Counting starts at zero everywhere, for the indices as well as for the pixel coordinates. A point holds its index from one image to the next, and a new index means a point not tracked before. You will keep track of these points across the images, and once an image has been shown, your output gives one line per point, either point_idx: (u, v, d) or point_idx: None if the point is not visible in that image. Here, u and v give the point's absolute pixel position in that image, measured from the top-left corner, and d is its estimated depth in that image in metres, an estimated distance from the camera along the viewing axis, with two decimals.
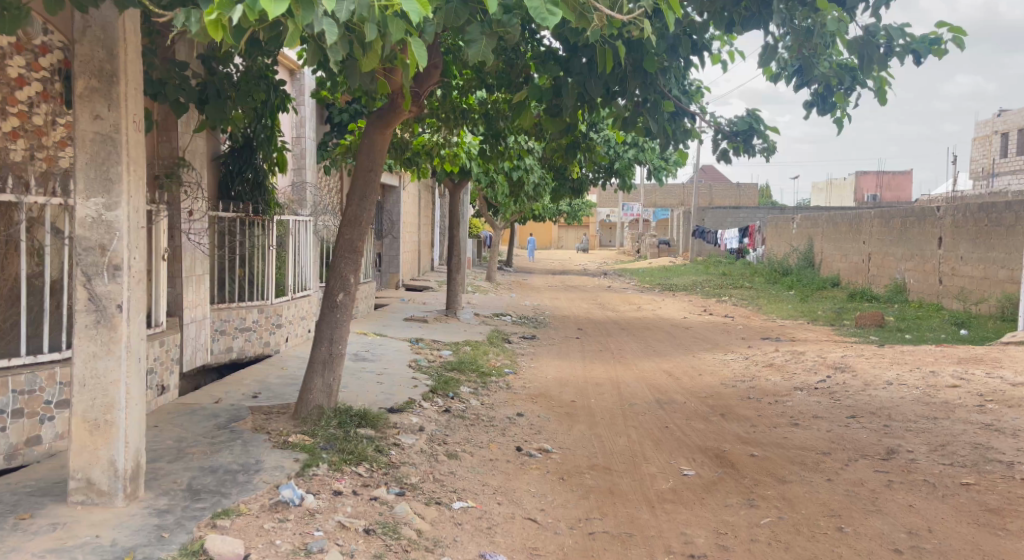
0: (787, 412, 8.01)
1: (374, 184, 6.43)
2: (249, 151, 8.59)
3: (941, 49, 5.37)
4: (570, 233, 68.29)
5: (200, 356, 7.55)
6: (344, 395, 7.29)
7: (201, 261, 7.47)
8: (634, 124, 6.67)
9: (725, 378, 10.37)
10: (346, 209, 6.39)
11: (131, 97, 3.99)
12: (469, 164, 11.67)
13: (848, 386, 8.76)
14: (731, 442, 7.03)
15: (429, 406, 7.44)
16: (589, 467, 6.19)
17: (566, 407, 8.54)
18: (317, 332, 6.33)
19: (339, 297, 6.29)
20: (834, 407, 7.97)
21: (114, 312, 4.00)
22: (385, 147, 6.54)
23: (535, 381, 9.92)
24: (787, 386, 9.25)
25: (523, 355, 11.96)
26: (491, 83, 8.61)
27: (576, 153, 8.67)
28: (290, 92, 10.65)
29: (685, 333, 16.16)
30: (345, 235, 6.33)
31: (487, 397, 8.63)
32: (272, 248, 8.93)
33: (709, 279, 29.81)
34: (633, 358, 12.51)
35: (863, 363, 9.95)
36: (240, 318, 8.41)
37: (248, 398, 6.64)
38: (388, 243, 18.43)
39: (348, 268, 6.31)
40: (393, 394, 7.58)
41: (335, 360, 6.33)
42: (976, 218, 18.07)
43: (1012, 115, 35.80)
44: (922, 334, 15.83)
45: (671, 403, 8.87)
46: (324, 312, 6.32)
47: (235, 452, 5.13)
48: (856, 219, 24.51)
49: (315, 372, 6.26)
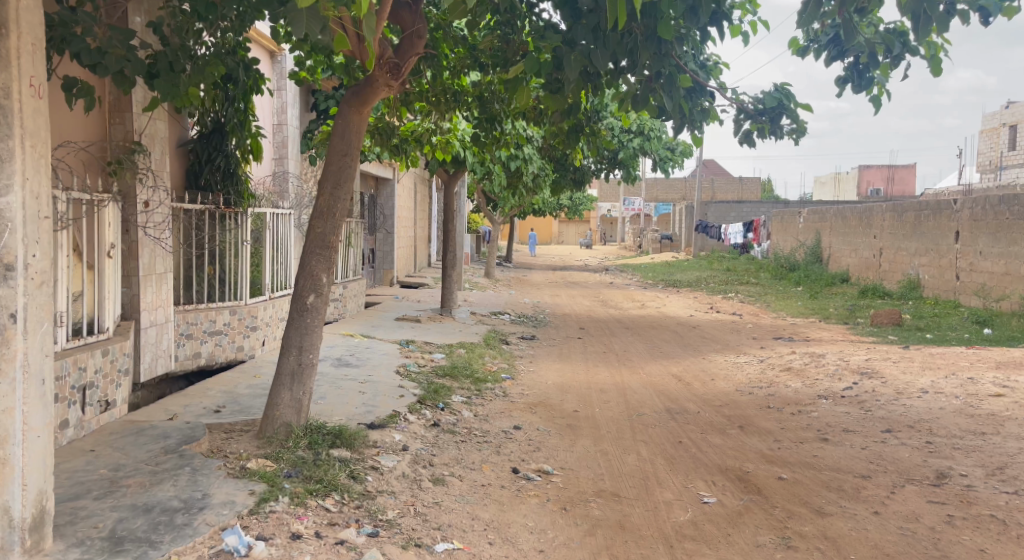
0: (813, 426, 7.23)
1: (349, 170, 5.67)
2: (220, 136, 7.85)
3: (1012, 8, 4.65)
4: (571, 228, 67.48)
5: (161, 363, 6.78)
6: (320, 409, 6.53)
7: (162, 259, 6.69)
8: (645, 102, 5.85)
9: (740, 384, 9.61)
10: (316, 201, 5.63)
11: (24, 54, 3.31)
12: (466, 154, 10.88)
13: (877, 395, 8.00)
14: (755, 461, 6.26)
15: (416, 420, 6.69)
16: (595, 494, 5.42)
17: (568, 418, 7.78)
18: (284, 339, 5.57)
19: (309, 299, 5.53)
20: (866, 419, 7.22)
21: (5, 323, 3.28)
22: (363, 127, 5.78)
23: (534, 388, 9.15)
24: (809, 394, 8.49)
25: (522, 358, 11.16)
26: (486, 61, 7.87)
27: (580, 138, 7.91)
28: (269, 75, 9.94)
29: (692, 333, 15.37)
30: (317, 228, 5.58)
31: (481, 407, 7.88)
32: (246, 244, 8.17)
33: (713, 275, 29.02)
34: (639, 360, 11.73)
35: (890, 368, 9.20)
36: (210, 321, 7.58)
37: (209, 413, 5.83)
38: (381, 238, 17.70)
39: (319, 264, 5.56)
40: (375, 407, 6.81)
41: (305, 372, 5.56)
42: (995, 211, 17.27)
43: (1021, 107, 34.99)
44: (942, 333, 15.05)
45: (683, 413, 8.10)
46: (291, 316, 5.55)
47: (179, 484, 4.32)
48: (866, 213, 23.70)
49: (282, 385, 5.50)
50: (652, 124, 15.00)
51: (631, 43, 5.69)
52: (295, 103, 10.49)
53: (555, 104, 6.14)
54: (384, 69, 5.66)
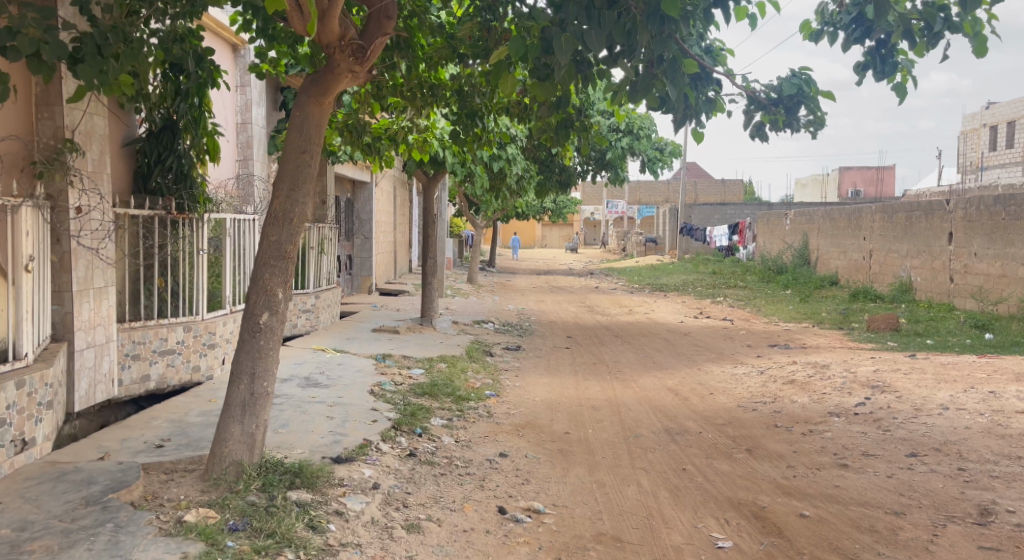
0: (828, 449, 6.58)
1: (308, 169, 4.98)
2: (171, 135, 7.09)
3: None
4: (554, 231, 66.81)
5: (102, 390, 6.03)
6: (279, 439, 5.82)
7: (101, 272, 5.94)
8: (646, 91, 5.13)
9: (742, 398, 8.94)
10: (270, 207, 4.93)
11: None
12: (445, 154, 10.18)
13: (894, 412, 7.34)
14: (769, 493, 5.60)
15: (389, 451, 5.99)
16: (594, 539, 4.77)
17: (559, 442, 7.10)
18: (234, 365, 4.85)
19: (262, 319, 4.83)
20: (886, 441, 6.59)
21: None
22: (324, 121, 5.06)
23: (521, 406, 8.46)
24: (818, 410, 7.84)
25: (507, 372, 10.45)
26: (465, 52, 7.22)
27: (569, 134, 7.17)
28: (230, 70, 9.23)
29: (684, 340, 14.72)
30: (271, 237, 4.88)
31: (463, 430, 7.18)
32: (202, 254, 7.42)
33: (700, 279, 28.41)
34: (631, 372, 11.04)
35: (903, 380, 8.57)
36: (160, 339, 6.82)
37: (150, 449, 5.09)
38: (359, 244, 16.97)
39: (273, 277, 4.87)
40: (343, 436, 6.09)
41: (258, 402, 4.85)
42: (990, 212, 16.75)
43: (1001, 108, 34.75)
44: (943, 339, 14.46)
45: (684, 434, 7.43)
46: (241, 337, 4.84)
47: (96, 551, 3.68)
48: (855, 214, 23.18)
49: (231, 418, 4.78)
50: (639, 121, 14.60)
51: (630, 24, 5.03)
52: (261, 101, 9.77)
53: (544, 93, 5.36)
54: (347, 52, 4.93)
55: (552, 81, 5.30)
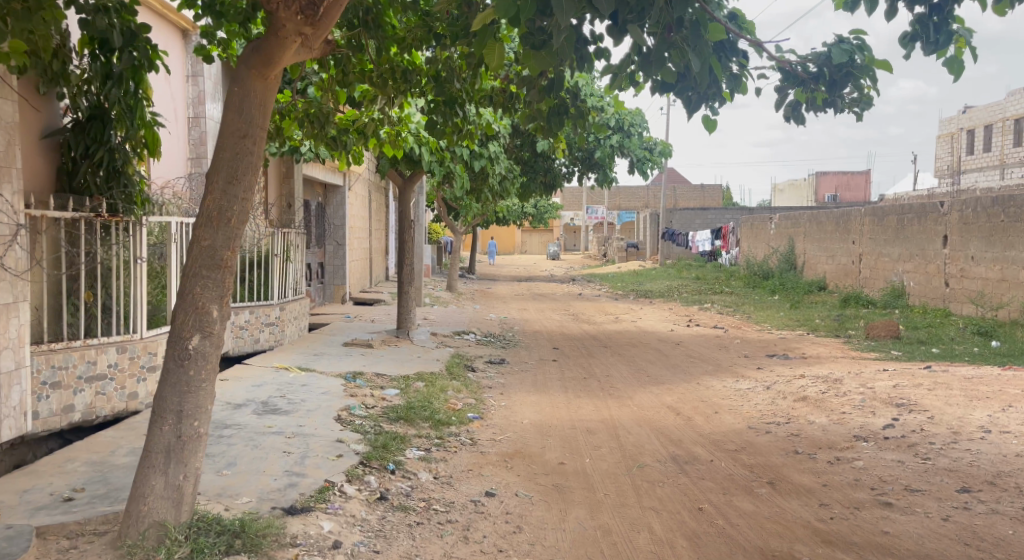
0: (864, 482, 5.72)
1: (248, 156, 4.05)
2: (101, 125, 6.13)
3: None
4: (533, 236, 65.91)
5: (12, 425, 5.10)
6: (221, 484, 4.88)
7: (7, 287, 4.99)
8: (661, 65, 4.26)
9: (751, 418, 8.08)
10: (201, 205, 4.01)
11: None
12: (421, 151, 9.23)
13: (930, 436, 6.49)
14: (807, 542, 4.76)
15: (355, 496, 5.10)
16: None
17: (553, 475, 6.21)
18: (156, 401, 3.91)
19: (192, 343, 3.91)
20: (928, 471, 5.77)
21: None
22: (269, 100, 4.13)
23: (508, 431, 7.55)
24: (842, 433, 6.96)
25: (492, 390, 9.53)
26: (443, 32, 6.44)
27: (564, 122, 6.14)
28: (180, 57, 8.31)
29: (676, 350, 13.86)
30: (202, 240, 3.97)
31: (443, 464, 6.27)
32: (140, 263, 6.54)
33: (684, 284, 27.61)
34: (625, 387, 10.14)
35: (929, 396, 7.73)
36: (87, 363, 5.91)
37: (54, 507, 4.20)
38: (331, 250, 16.02)
39: (206, 291, 3.96)
40: (301, 478, 5.19)
41: (186, 445, 3.91)
42: (988, 213, 16.03)
43: (978, 111, 34.37)
44: (948, 347, 13.65)
45: (692, 462, 6.57)
46: (165, 367, 3.91)
47: None
48: (843, 217, 22.48)
49: (153, 467, 3.85)
50: (630, 117, 13.75)
51: None
52: (216, 93, 8.83)
53: (539, 64, 4.55)
54: (293, 9, 4.05)
55: (548, 49, 4.50)
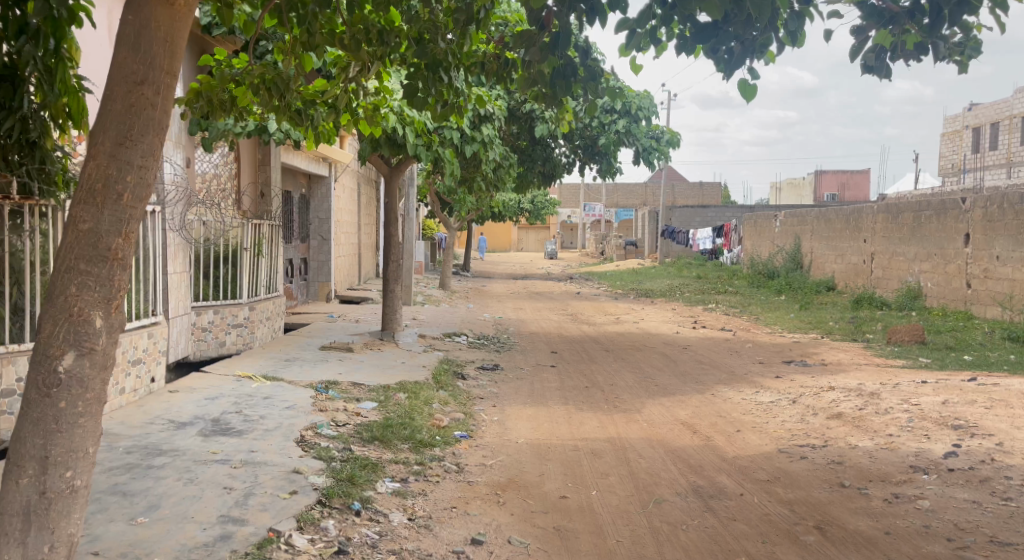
0: (936, 529, 4.69)
1: (146, 113, 2.97)
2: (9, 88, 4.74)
3: None
4: (529, 233, 64.74)
5: None
6: (132, 542, 3.84)
7: None
8: None
9: (780, 439, 7.02)
10: (81, 173, 2.94)
11: None
12: (404, 132, 8.19)
13: (1004, 469, 5.46)
14: None
15: (305, 550, 4.06)
16: None
17: (554, 513, 5.16)
18: (13, 441, 2.88)
19: (64, 366, 2.86)
20: (1013, 516, 4.75)
21: None
22: (181, 39, 3.06)
23: (501, 454, 6.48)
24: (894, 462, 5.89)
25: (483, 402, 8.47)
26: None
27: (568, 87, 5.08)
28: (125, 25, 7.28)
29: (684, 355, 12.80)
30: (79, 223, 2.90)
31: (423, 499, 5.22)
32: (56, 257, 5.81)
33: (686, 283, 26.55)
34: (631, 399, 9.07)
35: (988, 416, 6.69)
36: None
37: None
38: (315, 245, 15.02)
39: (84, 293, 2.89)
40: (238, 525, 4.13)
41: (55, 503, 2.89)
42: (1015, 210, 14.92)
43: (984, 109, 33.40)
44: (980, 354, 12.55)
45: (718, 496, 5.53)
46: (27, 397, 2.87)
47: None
48: (854, 215, 21.41)
49: (6, 531, 2.84)
50: (638, 101, 12.68)
51: None
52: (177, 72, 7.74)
53: None
54: None
55: None
